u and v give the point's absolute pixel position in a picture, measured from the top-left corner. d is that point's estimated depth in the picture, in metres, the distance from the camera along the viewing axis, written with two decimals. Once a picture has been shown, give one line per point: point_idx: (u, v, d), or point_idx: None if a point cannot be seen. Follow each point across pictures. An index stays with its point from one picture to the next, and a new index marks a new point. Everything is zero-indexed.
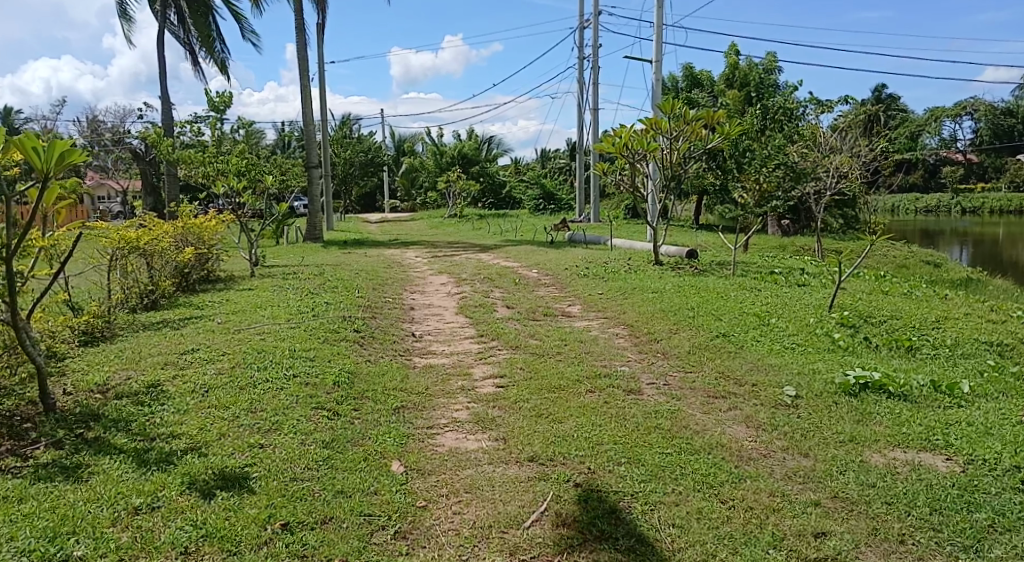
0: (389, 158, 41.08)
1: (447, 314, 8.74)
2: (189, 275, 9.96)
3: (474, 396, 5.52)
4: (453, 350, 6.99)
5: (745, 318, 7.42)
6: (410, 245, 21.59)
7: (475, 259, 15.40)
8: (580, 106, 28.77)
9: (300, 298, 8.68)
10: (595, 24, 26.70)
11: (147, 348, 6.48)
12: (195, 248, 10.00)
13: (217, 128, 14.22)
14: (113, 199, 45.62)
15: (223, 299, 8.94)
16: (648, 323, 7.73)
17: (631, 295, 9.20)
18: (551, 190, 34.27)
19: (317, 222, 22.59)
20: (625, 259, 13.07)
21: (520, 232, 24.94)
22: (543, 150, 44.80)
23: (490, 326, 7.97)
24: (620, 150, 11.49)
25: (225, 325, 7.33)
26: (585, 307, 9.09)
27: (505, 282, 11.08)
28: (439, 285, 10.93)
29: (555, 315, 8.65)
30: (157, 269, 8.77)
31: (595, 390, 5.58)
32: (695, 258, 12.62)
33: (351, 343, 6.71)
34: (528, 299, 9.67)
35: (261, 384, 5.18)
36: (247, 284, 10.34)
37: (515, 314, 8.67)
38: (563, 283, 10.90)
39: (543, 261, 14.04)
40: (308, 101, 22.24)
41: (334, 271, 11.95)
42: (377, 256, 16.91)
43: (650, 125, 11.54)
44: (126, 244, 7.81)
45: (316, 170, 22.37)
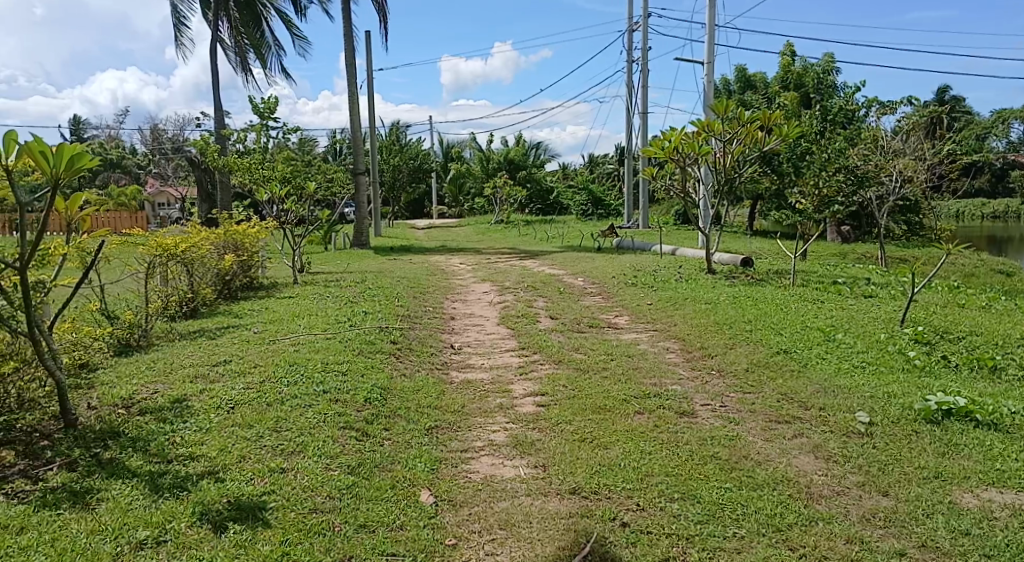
0: (437, 164, 41.11)
1: (488, 325, 8.40)
2: (230, 282, 9.84)
3: (513, 415, 5.16)
4: (494, 364, 6.64)
5: (808, 333, 6.94)
6: (455, 252, 21.38)
7: (521, 267, 15.06)
8: (629, 110, 28.29)
9: (338, 307, 8.44)
10: (643, 26, 26.15)
11: (180, 358, 6.30)
12: (236, 255, 9.88)
13: (263, 134, 14.19)
14: (171, 206, 46.67)
15: (261, 307, 8.77)
16: (701, 337, 7.27)
17: (682, 306, 8.74)
18: (600, 195, 33.75)
19: (363, 228, 22.53)
20: (675, 267, 12.57)
21: (567, 239, 24.53)
22: (592, 156, 44.31)
23: (532, 338, 7.60)
24: (669, 154, 10.99)
25: (260, 335, 7.12)
26: (633, 318, 8.66)
27: (550, 291, 10.71)
28: (482, 294, 10.61)
29: (601, 327, 8.24)
30: (197, 276, 8.64)
31: (645, 412, 5.18)
32: (751, 266, 12.07)
33: (386, 356, 6.41)
34: (573, 309, 9.28)
35: (289, 401, 4.91)
36: (288, 292, 10.19)
37: (560, 325, 8.29)
38: (611, 292, 10.47)
39: (591, 268, 13.62)
40: (356, 108, 22.23)
41: (376, 279, 11.74)
42: (422, 264, 16.66)
43: (702, 127, 11.03)
44: (163, 252, 7.66)
45: (362, 176, 22.33)
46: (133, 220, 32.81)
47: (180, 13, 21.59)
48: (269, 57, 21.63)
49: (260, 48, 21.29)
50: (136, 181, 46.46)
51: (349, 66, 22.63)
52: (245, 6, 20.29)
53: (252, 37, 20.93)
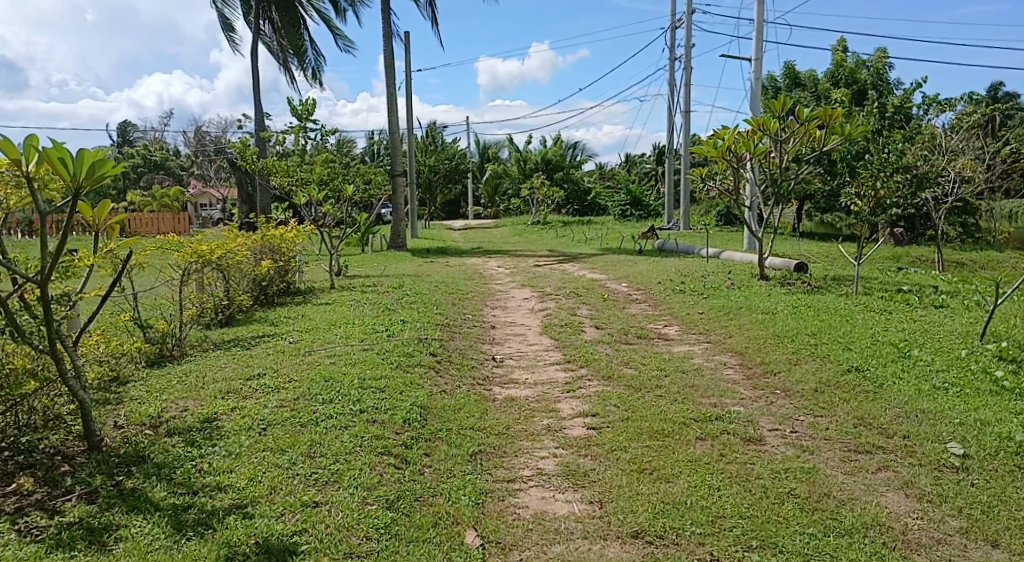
0: (474, 164, 40.85)
1: (531, 335, 8.02)
2: (266, 288, 9.60)
3: (563, 439, 4.77)
4: (540, 379, 6.25)
5: (879, 348, 6.49)
6: (493, 254, 21.05)
7: (561, 271, 14.65)
8: (670, 109, 27.70)
9: (375, 315, 8.14)
10: (687, 23, 25.56)
11: (214, 370, 6.04)
12: (272, 260, 9.64)
13: (301, 136, 14.00)
14: (212, 207, 47.21)
15: (298, 315, 8.51)
16: (760, 353, 6.79)
17: (736, 316, 8.25)
18: (639, 195, 33.06)
19: (401, 230, 22.32)
20: (724, 272, 12.05)
21: (607, 241, 24.05)
22: (630, 156, 43.69)
23: (578, 350, 7.20)
24: (722, 154, 10.46)
25: (296, 345, 6.83)
26: (684, 328, 8.20)
27: (594, 298, 10.29)
28: (522, 300, 10.24)
29: (651, 338, 7.80)
30: (232, 283, 8.39)
31: (707, 438, 4.75)
32: (805, 272, 11.52)
33: (426, 371, 6.07)
34: (619, 318, 8.84)
35: (325, 421, 4.58)
36: (325, 298, 9.93)
37: (607, 335, 7.87)
38: (658, 300, 10.01)
39: (634, 273, 13.17)
40: (394, 110, 22.01)
41: (414, 283, 11.45)
42: (460, 267, 16.34)
43: (756, 126, 10.50)
44: (199, 259, 7.41)
45: (400, 177, 22.11)
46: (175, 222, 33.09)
47: (222, 15, 21.58)
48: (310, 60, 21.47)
49: (301, 51, 21.15)
50: (178, 183, 47.06)
51: (388, 68, 22.44)
52: (285, 9, 20.16)
53: (293, 40, 20.81)
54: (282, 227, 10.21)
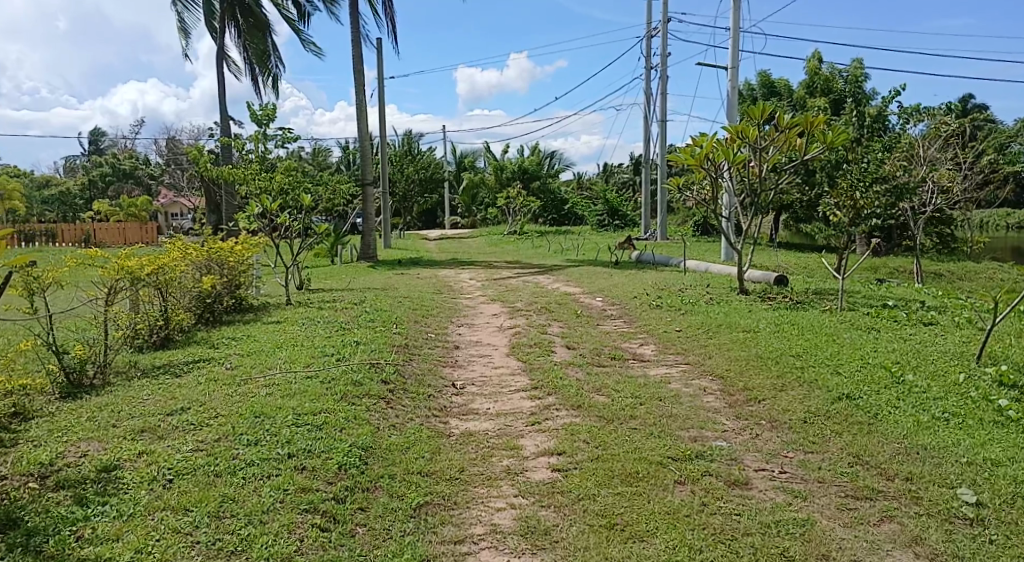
0: (450, 173, 40.26)
1: (496, 357, 7.41)
2: (212, 306, 8.94)
3: (523, 485, 4.16)
4: (503, 409, 5.63)
5: (870, 372, 5.97)
6: (466, 265, 20.46)
7: (534, 284, 14.10)
8: (647, 118, 27.36)
9: (327, 336, 7.49)
10: (663, 32, 25.25)
11: (133, 403, 5.39)
12: (216, 276, 8.99)
13: (261, 143, 13.33)
14: (183, 217, 46.24)
15: (243, 335, 7.86)
16: (742, 378, 6.24)
17: (716, 334, 7.70)
18: (615, 204, 32.56)
19: (371, 240, 21.64)
20: (702, 285, 11.56)
21: (583, 251, 23.60)
22: (608, 165, 43.37)
23: (546, 373, 6.62)
24: (699, 161, 9.98)
25: (233, 373, 6.19)
26: (660, 348, 7.63)
27: (566, 314, 9.71)
28: (491, 316, 9.66)
29: (625, 360, 7.23)
30: (170, 301, 7.74)
31: (686, 482, 4.16)
32: (786, 285, 11.07)
33: (374, 401, 5.42)
34: (592, 336, 8.28)
35: (244, 469, 3.95)
36: (277, 315, 9.28)
37: (578, 356, 7.29)
38: (633, 315, 9.47)
39: (610, 286, 12.64)
40: (364, 118, 21.37)
41: (377, 298, 10.83)
42: (430, 279, 15.73)
43: (735, 133, 10.02)
44: (128, 276, 6.74)
45: (370, 186, 21.45)
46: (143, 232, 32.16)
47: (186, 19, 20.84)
48: (276, 66, 20.77)
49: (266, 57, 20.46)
50: (149, 192, 46.08)
51: (357, 75, 21.81)
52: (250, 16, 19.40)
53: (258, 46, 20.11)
54: (229, 240, 9.56)
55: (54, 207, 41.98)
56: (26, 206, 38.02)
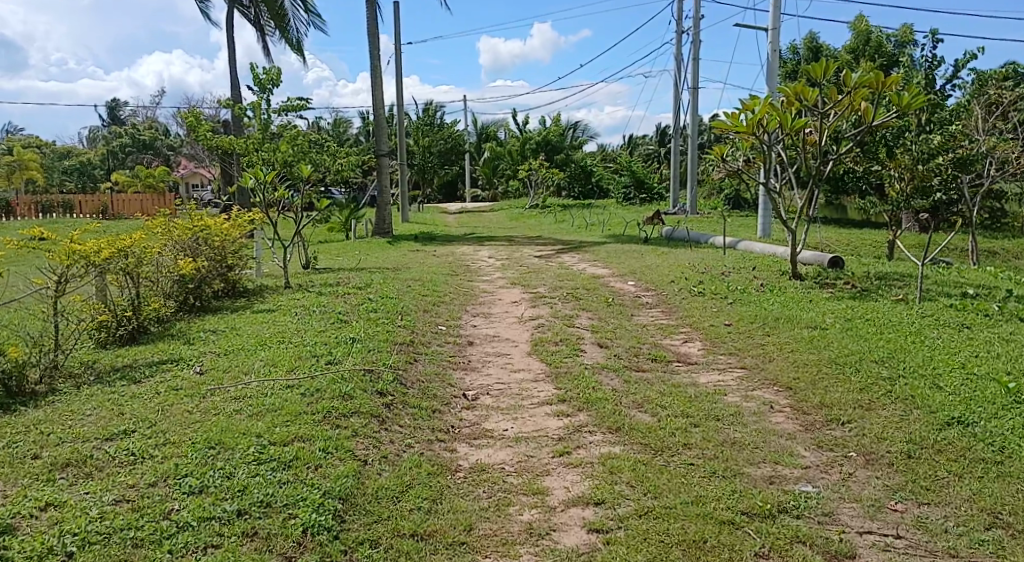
0: (470, 144, 39.05)
1: (516, 357, 6.31)
2: (196, 292, 7.95)
3: (550, 555, 3.12)
4: (525, 431, 4.56)
5: (978, 386, 4.84)
6: (486, 241, 19.40)
7: (558, 264, 13.00)
8: (677, 86, 25.95)
9: (320, 330, 6.45)
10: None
11: (71, 421, 4.41)
12: (200, 258, 7.98)
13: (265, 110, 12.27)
14: (201, 187, 45.64)
15: (226, 326, 6.85)
16: (818, 391, 5.12)
17: (775, 334, 6.57)
18: (642, 176, 31.18)
19: (387, 214, 20.57)
20: (748, 268, 10.39)
21: (609, 226, 22.43)
22: (632, 138, 42.05)
23: (576, 380, 5.52)
24: (751, 129, 8.60)
25: (201, 379, 5.18)
26: (710, 348, 6.50)
27: (595, 301, 8.59)
28: (510, 304, 8.59)
29: (669, 361, 6.11)
30: (140, 289, 6.73)
31: (771, 557, 3.11)
32: (841, 268, 9.91)
33: (365, 423, 4.38)
34: (628, 331, 7.17)
35: (175, 537, 2.96)
36: (271, 301, 8.26)
37: (612, 357, 6.16)
38: (673, 304, 8.33)
39: (643, 267, 11.50)
40: (379, 85, 20.24)
41: (385, 281, 9.79)
42: (446, 257, 14.69)
43: (792, 96, 8.72)
44: (81, 262, 5.72)
45: (385, 157, 20.37)
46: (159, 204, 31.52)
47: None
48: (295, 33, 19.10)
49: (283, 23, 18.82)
50: (168, 164, 45.49)
51: (374, 40, 20.65)
52: None
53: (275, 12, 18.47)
54: (217, 217, 8.53)
55: (74, 177, 41.63)
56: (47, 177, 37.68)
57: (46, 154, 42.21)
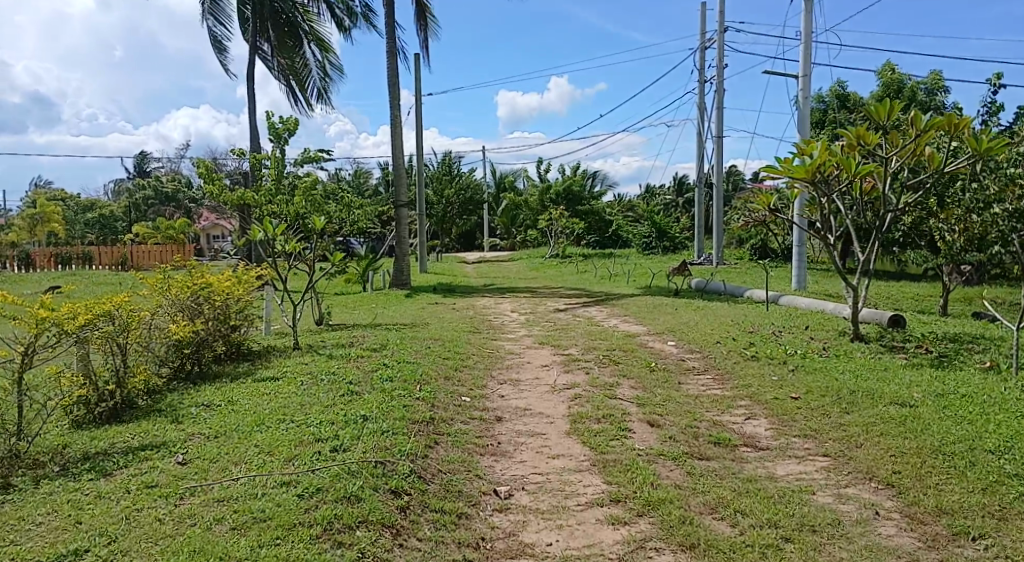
0: (489, 194, 38.65)
1: (553, 437, 5.43)
2: (191, 358, 7.13)
3: None
4: (574, 547, 3.69)
5: None
6: (506, 293, 18.64)
7: (586, 319, 12.15)
8: (701, 134, 25.35)
9: (327, 406, 5.60)
10: (718, 42, 23.52)
11: (14, 535, 3.58)
12: (196, 322, 7.19)
13: (279, 159, 11.56)
14: (220, 237, 45.41)
15: (221, 399, 6.02)
16: (929, 493, 4.28)
17: (856, 413, 5.68)
18: (664, 225, 30.39)
19: (405, 265, 19.87)
20: (801, 326, 9.60)
21: (634, 277, 21.61)
22: (651, 188, 41.60)
23: (630, 471, 4.63)
24: (810, 174, 7.75)
25: (182, 473, 4.35)
26: (779, 430, 5.59)
27: (636, 364, 7.70)
28: (540, 368, 7.72)
29: (735, 446, 5.21)
30: (124, 357, 5.96)
31: None
32: (903, 326, 9.29)
33: (378, 540, 3.53)
34: (678, 403, 6.27)
35: None
36: (274, 367, 7.43)
37: (666, 439, 5.25)
38: (724, 370, 7.44)
39: (681, 324, 10.62)
40: (398, 136, 19.76)
41: (402, 342, 8.96)
42: (465, 312, 13.92)
43: (853, 139, 7.89)
44: (52, 332, 4.98)
45: (404, 208, 19.74)
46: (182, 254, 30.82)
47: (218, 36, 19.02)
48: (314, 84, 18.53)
49: (303, 74, 18.29)
50: (188, 215, 45.52)
51: (392, 91, 20.27)
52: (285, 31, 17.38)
53: (293, 62, 17.95)
54: (218, 274, 7.76)
55: (94, 229, 41.48)
56: (67, 229, 37.60)
57: (67, 206, 42.16)
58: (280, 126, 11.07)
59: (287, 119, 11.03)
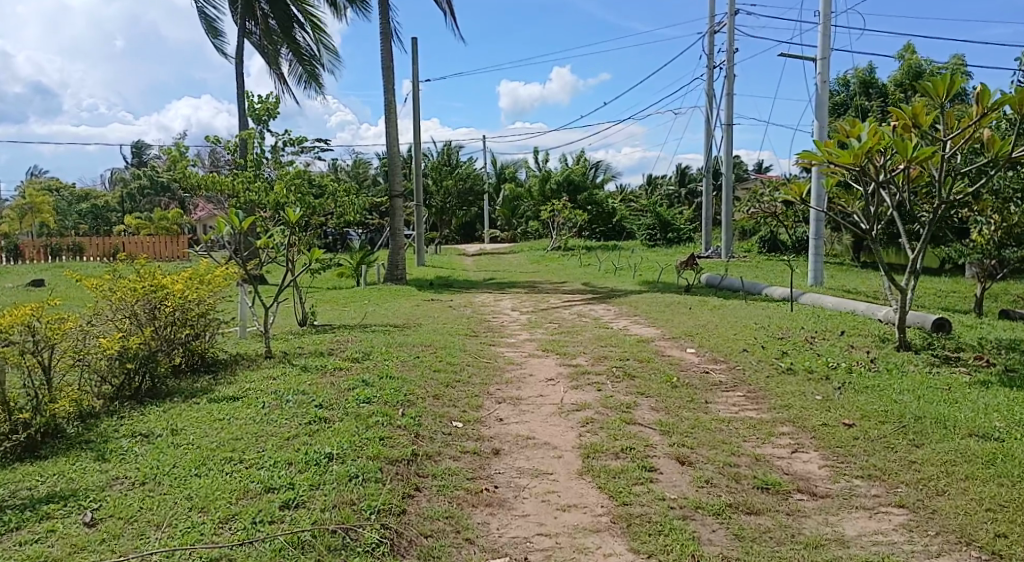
0: (489, 185, 37.64)
1: (560, 477, 4.44)
2: (136, 374, 6.10)
3: None
4: None
5: None
6: (506, 288, 17.63)
7: (593, 320, 11.14)
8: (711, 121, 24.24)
9: (286, 440, 4.60)
10: (728, 26, 22.46)
11: None
12: (139, 333, 6.16)
13: (259, 145, 10.44)
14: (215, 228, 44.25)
15: (161, 429, 5.01)
16: None
17: (927, 447, 4.71)
18: (667, 217, 29.38)
19: (399, 260, 18.85)
20: (835, 330, 8.60)
21: (641, 271, 20.60)
22: (653, 178, 40.58)
23: (664, 532, 3.66)
24: (858, 160, 6.68)
25: (85, 542, 3.40)
26: (837, 469, 4.60)
27: (654, 378, 6.70)
28: (545, 383, 6.71)
29: (787, 493, 4.22)
30: (37, 381, 4.97)
31: None
32: (948, 331, 8.31)
33: None
34: (711, 432, 5.26)
35: None
36: (235, 382, 6.41)
37: (704, 484, 4.27)
38: (758, 387, 6.43)
39: (700, 327, 9.61)
40: (394, 125, 18.71)
41: (389, 349, 7.93)
42: (461, 310, 12.93)
43: (907, 121, 6.82)
44: None
45: (399, 198, 18.68)
46: (177, 244, 29.40)
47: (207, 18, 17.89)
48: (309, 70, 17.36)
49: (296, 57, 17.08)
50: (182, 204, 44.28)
51: (388, 76, 19.20)
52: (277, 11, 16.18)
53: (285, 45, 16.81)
54: (171, 276, 6.71)
55: (88, 220, 40.44)
56: (56, 218, 36.45)
57: (59, 197, 41.09)
58: (253, 107, 10.04)
59: (266, 99, 10.00)
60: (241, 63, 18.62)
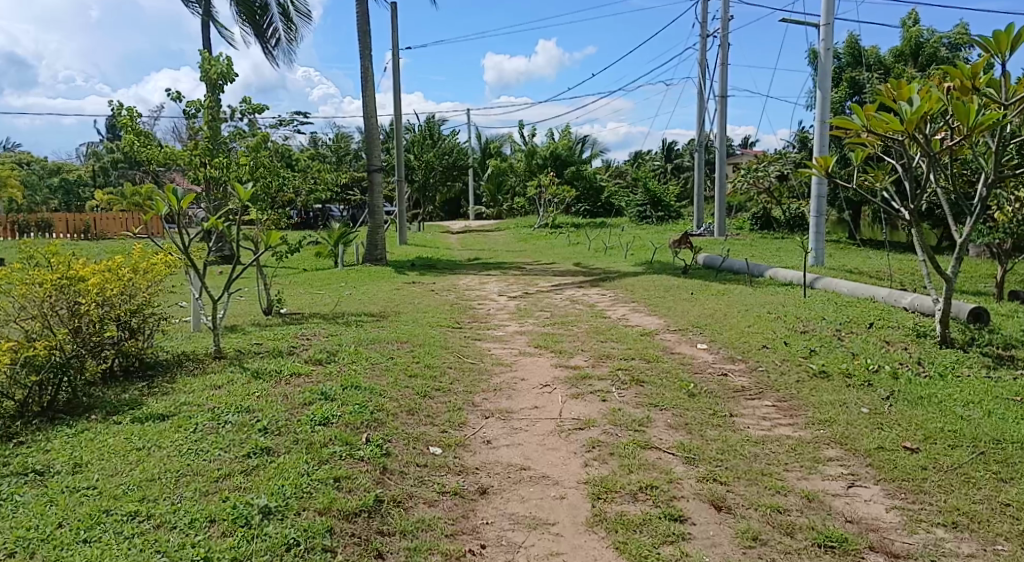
0: (474, 160, 36.54)
1: (565, 530, 3.48)
2: (45, 387, 5.10)
3: None
4: None
5: None
6: (491, 269, 16.60)
7: (588, 307, 10.16)
8: (703, 93, 23.21)
9: (210, 488, 3.60)
10: None
11: None
12: (47, 339, 5.14)
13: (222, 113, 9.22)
14: None
15: (62, 462, 4.03)
16: None
17: (1019, 485, 3.81)
18: (657, 193, 28.40)
19: (379, 239, 17.76)
20: (862, 321, 7.65)
21: (633, 249, 19.67)
22: (641, 154, 39.49)
23: None
24: (913, 130, 5.62)
25: None
26: (912, 514, 3.68)
27: (667, 384, 5.72)
28: (539, 390, 5.72)
29: (858, 554, 3.30)
30: None
31: None
32: (986, 321, 7.40)
33: None
34: (744, 458, 4.32)
35: None
36: (170, 393, 5.40)
37: (750, 543, 3.34)
38: (790, 395, 5.48)
39: (708, 316, 8.64)
40: (371, 96, 17.52)
41: (356, 346, 6.91)
42: (441, 295, 11.91)
43: (961, 86, 5.81)
44: None
45: (377, 172, 17.50)
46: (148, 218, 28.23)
47: None
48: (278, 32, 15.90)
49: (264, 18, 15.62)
50: None
51: (365, 42, 17.93)
52: None
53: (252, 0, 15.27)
54: (91, 266, 5.66)
55: (59, 195, 39.07)
56: (26, 194, 35.09)
57: (31, 171, 39.72)
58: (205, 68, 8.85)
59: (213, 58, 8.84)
60: (209, 26, 17.33)
